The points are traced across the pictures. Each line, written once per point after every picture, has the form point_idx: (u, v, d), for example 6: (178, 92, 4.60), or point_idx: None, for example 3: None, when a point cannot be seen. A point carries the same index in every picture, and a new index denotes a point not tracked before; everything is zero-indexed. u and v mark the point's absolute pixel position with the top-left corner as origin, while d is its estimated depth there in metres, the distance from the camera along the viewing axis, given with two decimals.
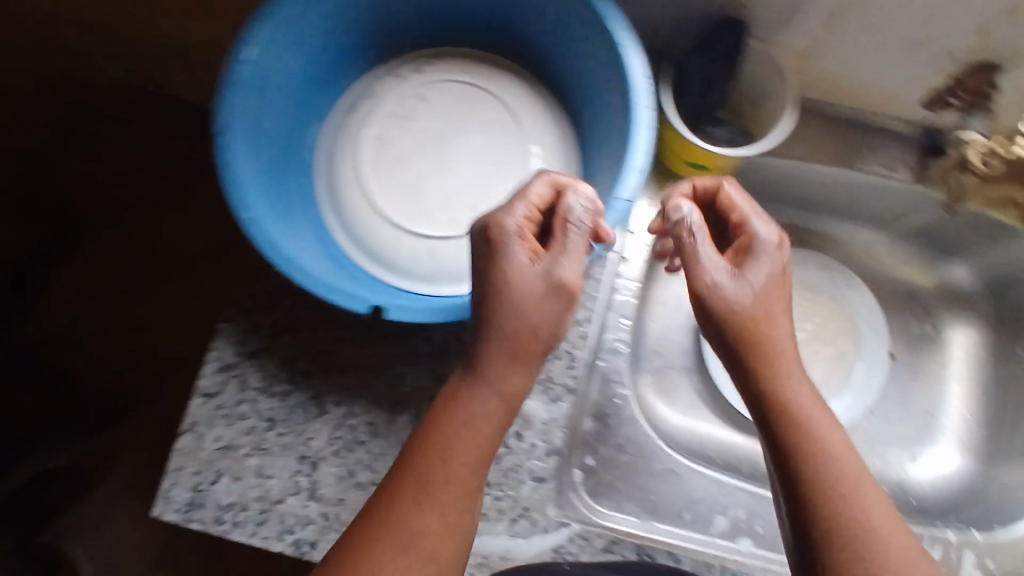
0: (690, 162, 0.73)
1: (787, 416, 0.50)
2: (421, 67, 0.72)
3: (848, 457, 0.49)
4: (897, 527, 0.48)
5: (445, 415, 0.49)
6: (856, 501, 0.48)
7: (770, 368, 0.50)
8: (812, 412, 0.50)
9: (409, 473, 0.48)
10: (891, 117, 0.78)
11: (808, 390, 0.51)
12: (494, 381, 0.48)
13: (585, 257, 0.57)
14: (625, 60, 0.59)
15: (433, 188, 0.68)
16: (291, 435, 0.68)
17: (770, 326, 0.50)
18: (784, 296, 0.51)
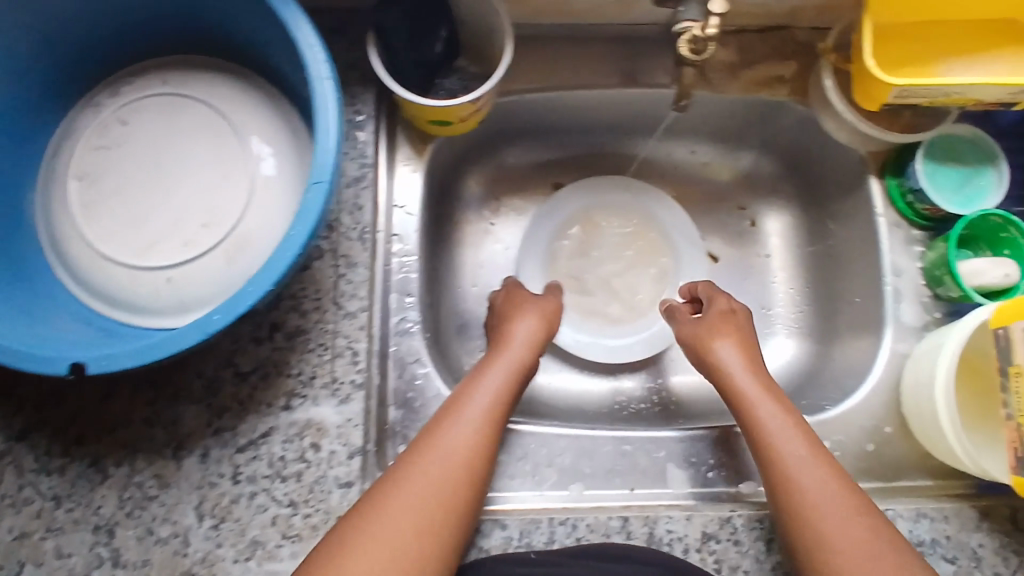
0: (432, 120, 0.69)
1: (739, 386, 0.66)
2: (120, 88, 0.67)
3: (789, 435, 0.61)
4: (813, 451, 0.60)
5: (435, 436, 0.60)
6: (775, 449, 0.61)
7: (714, 357, 0.69)
8: (754, 397, 0.65)
9: (390, 481, 0.57)
10: (636, 22, 0.74)
11: (752, 374, 0.66)
12: (468, 416, 0.62)
13: (286, 253, 0.53)
14: (296, 35, 0.55)
15: (158, 213, 0.64)
16: (83, 506, 0.64)
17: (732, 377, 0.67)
18: (743, 344, 0.69)
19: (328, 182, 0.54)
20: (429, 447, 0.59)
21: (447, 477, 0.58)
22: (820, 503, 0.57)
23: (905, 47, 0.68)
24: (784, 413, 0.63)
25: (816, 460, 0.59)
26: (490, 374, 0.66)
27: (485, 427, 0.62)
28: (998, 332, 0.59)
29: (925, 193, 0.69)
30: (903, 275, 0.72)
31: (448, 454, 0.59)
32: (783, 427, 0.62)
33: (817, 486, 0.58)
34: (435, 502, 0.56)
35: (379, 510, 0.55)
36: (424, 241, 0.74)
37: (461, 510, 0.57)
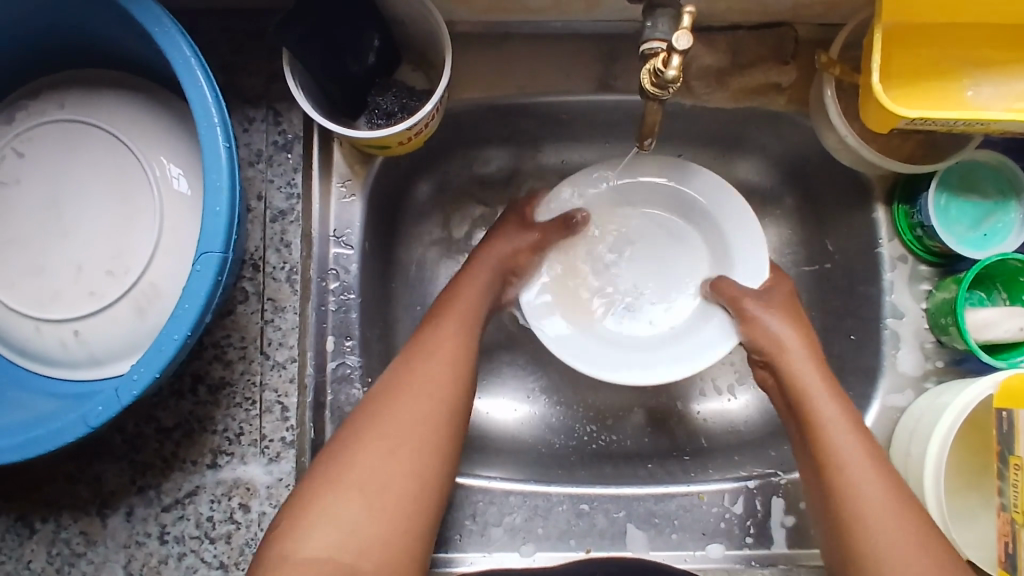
0: (366, 145, 0.61)
1: (796, 374, 0.61)
2: (15, 113, 0.61)
3: (838, 424, 0.58)
4: (847, 447, 0.57)
5: (424, 343, 0.61)
6: (823, 435, 0.58)
7: (777, 359, 0.62)
8: (811, 384, 0.60)
9: (378, 405, 0.57)
10: (604, 18, 0.64)
11: (815, 369, 0.61)
12: (455, 324, 0.62)
13: (171, 336, 0.48)
14: (182, 81, 0.49)
15: (60, 258, 0.58)
16: (9, 561, 0.58)
17: (788, 346, 0.62)
18: (800, 342, 0.63)
19: (220, 253, 0.48)
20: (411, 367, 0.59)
21: (428, 402, 0.57)
22: (890, 521, 0.54)
23: (921, 54, 0.59)
24: (842, 406, 0.59)
25: (854, 436, 0.57)
26: (472, 291, 0.65)
27: (467, 344, 0.62)
28: (1001, 414, 0.54)
29: (936, 232, 0.61)
30: (905, 318, 0.64)
31: (430, 370, 0.59)
32: (858, 439, 0.57)
33: (883, 504, 0.55)
34: (429, 429, 0.56)
35: (375, 435, 0.55)
36: (367, 273, 0.68)
37: (442, 444, 0.57)
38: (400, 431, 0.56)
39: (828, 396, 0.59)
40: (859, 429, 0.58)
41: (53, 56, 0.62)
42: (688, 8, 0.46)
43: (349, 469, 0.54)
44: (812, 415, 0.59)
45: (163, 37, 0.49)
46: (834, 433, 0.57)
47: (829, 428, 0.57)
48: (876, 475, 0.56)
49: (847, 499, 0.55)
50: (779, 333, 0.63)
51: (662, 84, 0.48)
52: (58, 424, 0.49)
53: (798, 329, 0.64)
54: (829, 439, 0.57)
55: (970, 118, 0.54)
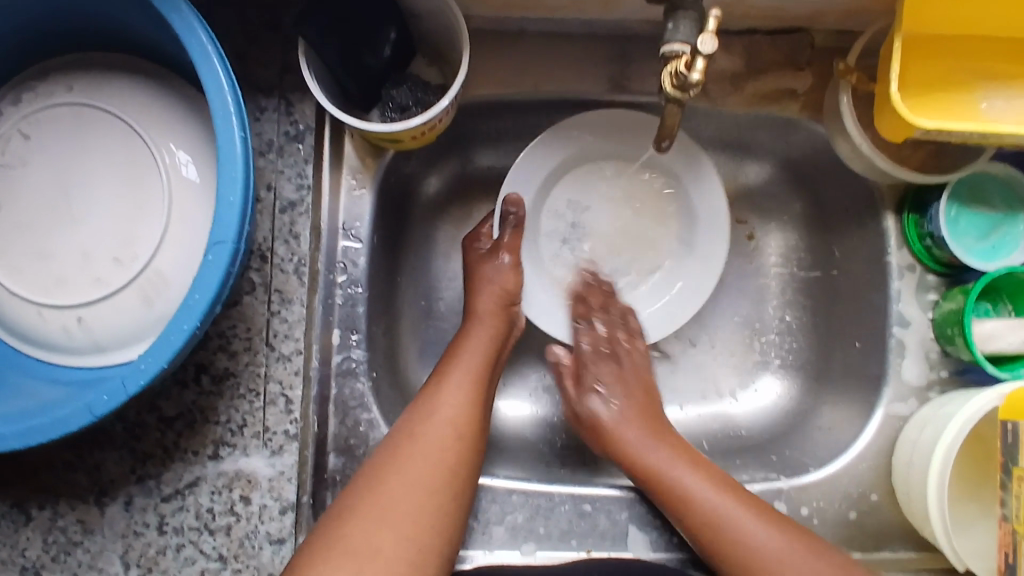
0: (379, 138, 0.61)
1: (627, 449, 0.62)
2: (21, 94, 0.60)
3: (693, 485, 0.58)
4: (727, 512, 0.57)
5: (430, 395, 0.59)
6: (675, 487, 0.59)
7: (592, 420, 0.65)
8: (630, 438, 0.62)
9: (388, 452, 0.56)
10: (620, 18, 0.64)
11: (645, 431, 0.63)
12: (460, 373, 0.61)
13: (180, 326, 0.47)
14: (198, 68, 0.48)
15: (64, 243, 0.57)
16: (5, 548, 0.57)
17: (611, 426, 0.64)
18: (612, 397, 0.66)
19: (232, 244, 0.48)
20: (422, 414, 0.58)
21: (438, 446, 0.56)
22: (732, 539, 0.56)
23: (938, 65, 0.59)
24: (654, 441, 0.62)
25: (718, 493, 0.58)
26: (472, 345, 0.63)
27: (476, 392, 0.60)
28: (1006, 425, 0.54)
29: (946, 243, 0.61)
30: (911, 327, 0.65)
31: (440, 414, 0.58)
32: (667, 455, 0.61)
33: (781, 547, 0.55)
34: (434, 478, 0.55)
35: (380, 485, 0.54)
36: (374, 267, 0.67)
37: (446, 498, 0.55)
38: (410, 477, 0.55)
39: (636, 438, 0.63)
40: (720, 482, 0.59)
41: (60, 37, 0.61)
42: (715, 12, 0.46)
43: (347, 516, 0.52)
44: (639, 460, 0.61)
45: (179, 22, 0.49)
46: (646, 460, 0.61)
47: (635, 446, 0.62)
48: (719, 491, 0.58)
49: (703, 527, 0.57)
50: (596, 413, 0.65)
51: (684, 87, 0.48)
52: (63, 412, 0.48)
53: (628, 402, 0.65)
54: (652, 472, 0.60)
55: (986, 131, 0.55)
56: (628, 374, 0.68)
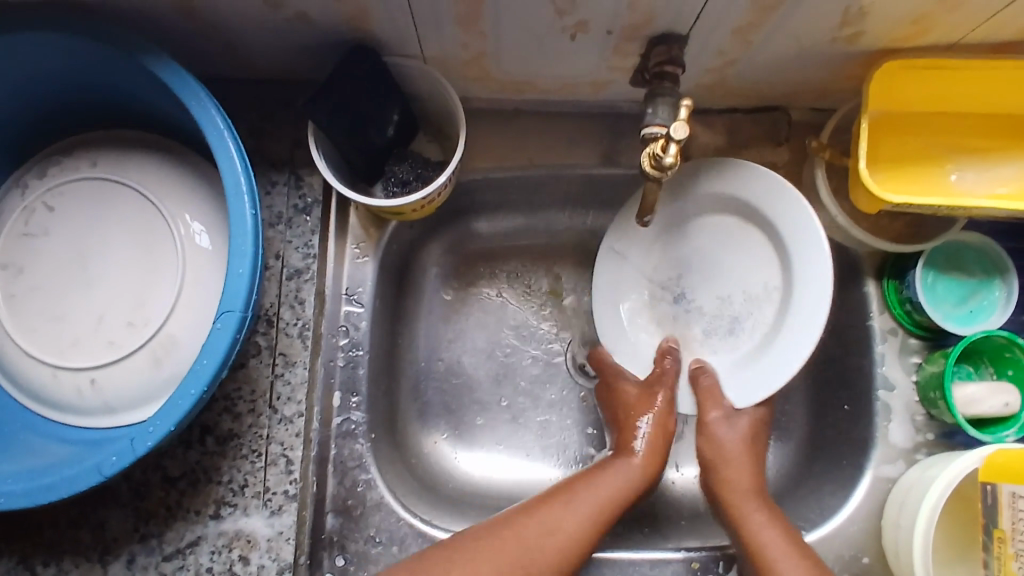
0: (381, 210, 0.65)
1: (746, 520, 0.60)
2: (47, 168, 0.65)
3: (773, 546, 0.58)
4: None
5: (592, 480, 0.62)
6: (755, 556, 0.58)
7: (720, 473, 0.64)
8: (737, 495, 0.62)
9: (501, 526, 0.57)
10: (610, 99, 0.69)
11: (758, 501, 0.61)
12: (619, 468, 0.63)
13: (188, 391, 0.50)
14: (215, 149, 0.53)
15: (82, 308, 0.61)
16: None
17: (723, 465, 0.64)
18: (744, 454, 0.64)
19: (240, 312, 0.51)
20: (564, 495, 0.60)
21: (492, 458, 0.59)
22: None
23: (908, 142, 0.63)
24: (768, 513, 0.60)
25: (793, 555, 0.57)
26: (647, 445, 0.65)
27: (624, 486, 0.62)
28: (986, 487, 0.57)
29: (924, 307, 0.64)
30: (896, 391, 0.66)
31: (492, 434, 0.61)
32: (784, 543, 0.58)
33: None
34: (535, 548, 0.56)
35: (477, 554, 0.55)
36: (375, 331, 0.70)
37: (549, 574, 0.56)
38: (454, 482, 0.57)
39: (763, 513, 0.60)
40: (795, 542, 0.58)
41: (89, 115, 0.66)
42: (687, 102, 0.50)
43: (444, 561, 0.54)
44: (750, 537, 0.59)
45: (199, 108, 0.53)
46: (759, 533, 0.59)
47: (751, 523, 0.60)
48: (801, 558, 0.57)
49: None
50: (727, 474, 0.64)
51: (661, 167, 0.52)
52: (73, 472, 0.50)
53: (751, 463, 0.64)
54: (757, 545, 0.59)
55: (952, 205, 0.58)
56: (760, 422, 0.66)
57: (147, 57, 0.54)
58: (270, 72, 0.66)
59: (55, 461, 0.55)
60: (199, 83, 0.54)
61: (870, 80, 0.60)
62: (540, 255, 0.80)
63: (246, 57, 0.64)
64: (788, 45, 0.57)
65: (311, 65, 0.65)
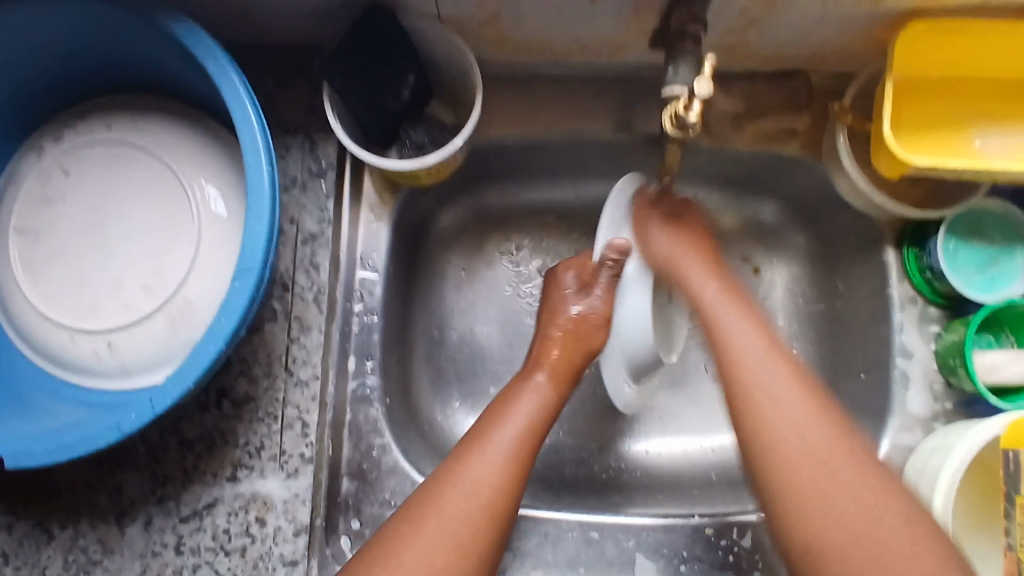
0: (396, 174, 0.64)
1: (717, 317, 0.59)
2: (62, 133, 0.65)
3: (755, 359, 0.55)
4: (797, 432, 0.52)
5: (505, 398, 0.64)
6: (751, 414, 0.54)
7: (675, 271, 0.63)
8: (707, 295, 0.61)
9: (462, 446, 0.59)
10: (626, 63, 0.68)
11: (755, 334, 0.57)
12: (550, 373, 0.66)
13: (208, 349, 0.50)
14: (232, 109, 0.52)
15: (98, 271, 0.61)
16: (28, 566, 0.59)
17: (674, 259, 0.63)
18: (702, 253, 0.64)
19: (258, 270, 0.51)
20: (502, 409, 0.63)
21: (498, 473, 0.57)
22: (828, 461, 0.51)
23: (933, 105, 0.62)
24: (739, 310, 0.58)
25: (776, 363, 0.55)
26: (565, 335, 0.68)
27: (562, 391, 0.66)
28: (1008, 454, 0.56)
29: (946, 274, 0.63)
30: (914, 359, 0.65)
31: (489, 461, 0.58)
32: (754, 335, 0.57)
33: (824, 456, 0.51)
34: (496, 488, 0.56)
35: (449, 485, 0.56)
36: (389, 297, 0.70)
37: (502, 510, 0.56)
38: (461, 510, 0.55)
39: (739, 315, 0.58)
40: (771, 347, 0.56)
41: (102, 81, 0.66)
42: (710, 58, 0.49)
43: (419, 512, 0.55)
44: (766, 426, 0.53)
45: (216, 67, 0.53)
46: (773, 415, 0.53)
47: (726, 330, 0.57)
48: (829, 441, 0.51)
49: (759, 415, 0.53)
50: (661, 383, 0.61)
51: (683, 126, 0.52)
52: (93, 430, 0.51)
53: (685, 248, 0.64)
54: (726, 350, 0.56)
55: (978, 168, 0.57)
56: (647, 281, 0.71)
57: (162, 15, 0.54)
58: (283, 37, 0.66)
59: (75, 421, 0.55)
60: (215, 42, 0.53)
61: (897, 40, 0.59)
62: (554, 223, 0.79)
63: (260, 20, 0.63)
64: (811, 5, 0.56)
65: (325, 29, 0.64)
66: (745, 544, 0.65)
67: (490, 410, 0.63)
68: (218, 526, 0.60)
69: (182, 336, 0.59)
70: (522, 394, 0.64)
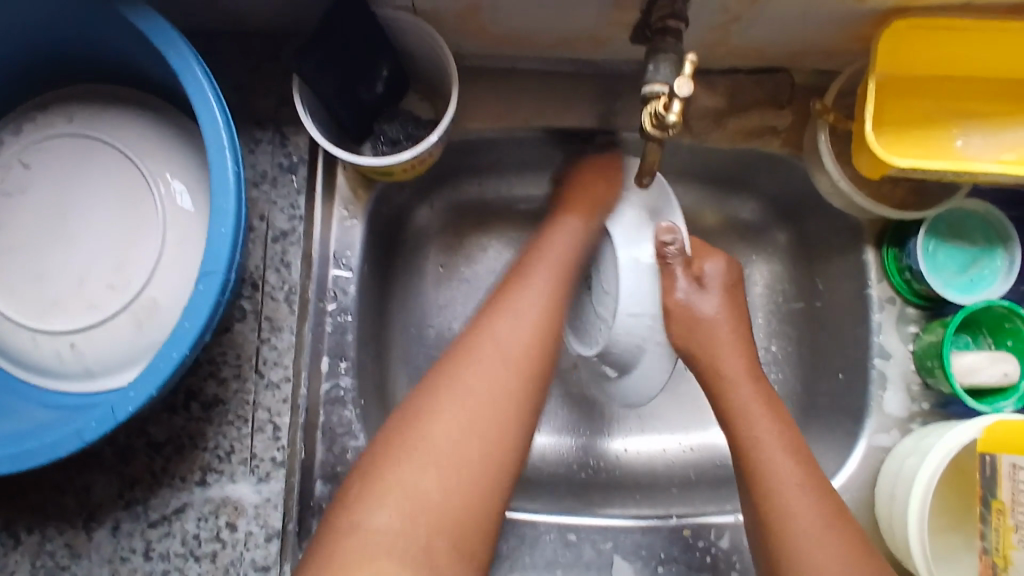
0: (370, 170, 0.62)
1: (756, 454, 0.59)
2: (22, 125, 0.62)
3: (783, 481, 0.57)
4: (796, 539, 0.55)
5: (510, 297, 0.61)
6: (767, 500, 0.57)
7: (708, 358, 0.64)
8: (786, 481, 0.57)
9: (465, 347, 0.58)
10: (607, 57, 0.66)
11: (750, 380, 0.63)
12: (540, 282, 0.62)
13: (171, 355, 0.48)
14: (196, 105, 0.50)
15: (60, 270, 0.59)
16: None
17: (716, 331, 0.65)
18: (728, 325, 0.65)
19: (223, 274, 0.49)
20: (503, 307, 0.61)
21: (504, 372, 0.57)
22: (833, 564, 0.54)
23: (915, 105, 0.61)
24: (779, 430, 0.60)
25: (803, 486, 0.57)
26: (557, 265, 0.63)
27: (552, 297, 0.62)
28: (984, 458, 0.56)
29: (923, 276, 0.63)
30: (892, 359, 0.65)
31: (499, 355, 0.58)
32: (783, 454, 0.58)
33: (817, 522, 0.55)
34: (503, 393, 0.56)
35: (442, 405, 0.55)
36: (364, 296, 0.68)
37: (508, 425, 0.56)
38: (463, 419, 0.55)
39: (777, 438, 0.59)
40: (809, 485, 0.57)
41: (62, 71, 0.63)
42: (691, 57, 0.48)
43: (400, 449, 0.53)
44: (756, 459, 0.59)
45: (178, 60, 0.50)
46: (768, 459, 0.58)
47: (763, 441, 0.59)
48: (824, 526, 0.55)
49: (775, 508, 0.57)
50: (723, 360, 0.64)
51: (663, 126, 0.50)
52: (53, 437, 0.49)
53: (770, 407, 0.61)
54: (766, 475, 0.58)
55: (960, 169, 0.56)
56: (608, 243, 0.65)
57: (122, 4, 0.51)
58: (252, 26, 0.64)
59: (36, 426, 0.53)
60: (178, 33, 0.51)
61: (880, 39, 0.58)
62: (533, 219, 0.78)
63: (227, 7, 0.60)
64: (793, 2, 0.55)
65: (296, 17, 0.62)
66: (722, 544, 0.65)
67: (483, 312, 0.61)
68: (187, 529, 0.58)
69: (147, 335, 0.57)
70: (519, 291, 0.62)
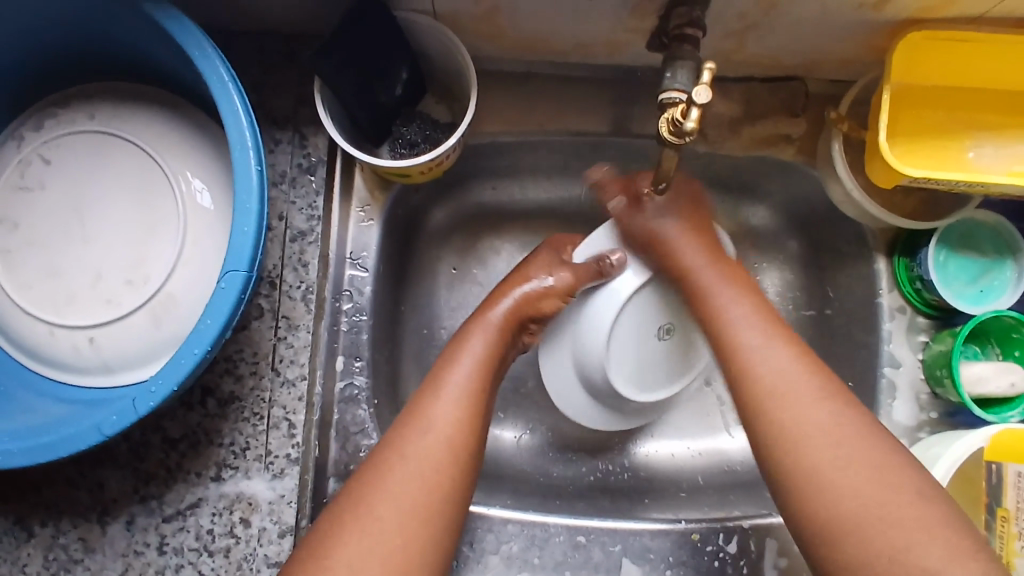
0: (389, 171, 0.63)
1: (736, 333, 0.58)
2: (45, 121, 0.63)
3: (780, 383, 0.55)
4: (815, 463, 0.51)
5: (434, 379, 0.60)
6: (761, 408, 0.55)
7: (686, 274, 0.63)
8: (762, 371, 0.56)
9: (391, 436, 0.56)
10: (622, 63, 0.67)
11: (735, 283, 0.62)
12: (466, 366, 0.61)
13: (192, 351, 0.49)
14: (220, 105, 0.51)
15: (79, 266, 0.59)
16: (6, 563, 0.58)
17: (678, 249, 0.63)
18: (699, 234, 0.65)
19: (245, 272, 0.50)
20: (430, 392, 0.59)
21: (435, 451, 0.55)
22: (851, 493, 0.49)
23: (928, 115, 0.61)
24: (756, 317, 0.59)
25: (802, 377, 0.55)
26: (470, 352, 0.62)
27: (477, 391, 0.60)
28: (991, 466, 0.58)
29: (935, 286, 0.63)
30: (902, 368, 0.66)
31: (431, 433, 0.56)
32: (771, 344, 0.57)
33: (820, 433, 0.52)
34: (442, 468, 0.55)
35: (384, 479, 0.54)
36: (379, 296, 0.69)
37: (446, 485, 0.55)
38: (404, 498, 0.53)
39: (760, 329, 0.58)
40: (807, 372, 0.55)
41: (85, 70, 0.64)
42: (709, 64, 0.48)
43: (347, 522, 0.52)
44: (751, 373, 0.56)
45: (205, 61, 0.51)
46: (761, 367, 0.56)
47: (738, 326, 0.59)
48: (830, 435, 0.51)
49: (771, 418, 0.54)
50: (689, 254, 0.63)
51: (680, 133, 0.50)
52: (73, 430, 0.50)
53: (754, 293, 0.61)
54: (750, 376, 0.56)
55: (973, 181, 0.57)
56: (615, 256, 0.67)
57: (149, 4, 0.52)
58: (273, 29, 0.64)
59: (55, 420, 0.54)
60: (203, 33, 0.52)
61: (896, 49, 0.58)
62: (545, 222, 0.79)
63: (250, 9, 0.61)
64: (811, 12, 0.56)
65: (317, 20, 0.63)
66: (730, 549, 0.65)
67: (422, 386, 0.60)
68: (202, 524, 0.59)
69: (165, 331, 0.58)
70: (447, 371, 0.60)
